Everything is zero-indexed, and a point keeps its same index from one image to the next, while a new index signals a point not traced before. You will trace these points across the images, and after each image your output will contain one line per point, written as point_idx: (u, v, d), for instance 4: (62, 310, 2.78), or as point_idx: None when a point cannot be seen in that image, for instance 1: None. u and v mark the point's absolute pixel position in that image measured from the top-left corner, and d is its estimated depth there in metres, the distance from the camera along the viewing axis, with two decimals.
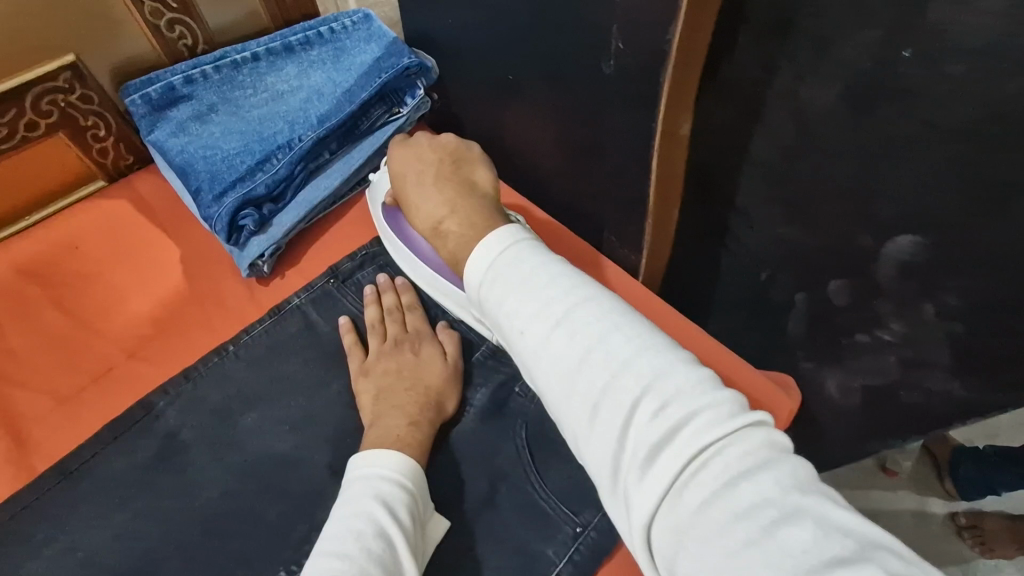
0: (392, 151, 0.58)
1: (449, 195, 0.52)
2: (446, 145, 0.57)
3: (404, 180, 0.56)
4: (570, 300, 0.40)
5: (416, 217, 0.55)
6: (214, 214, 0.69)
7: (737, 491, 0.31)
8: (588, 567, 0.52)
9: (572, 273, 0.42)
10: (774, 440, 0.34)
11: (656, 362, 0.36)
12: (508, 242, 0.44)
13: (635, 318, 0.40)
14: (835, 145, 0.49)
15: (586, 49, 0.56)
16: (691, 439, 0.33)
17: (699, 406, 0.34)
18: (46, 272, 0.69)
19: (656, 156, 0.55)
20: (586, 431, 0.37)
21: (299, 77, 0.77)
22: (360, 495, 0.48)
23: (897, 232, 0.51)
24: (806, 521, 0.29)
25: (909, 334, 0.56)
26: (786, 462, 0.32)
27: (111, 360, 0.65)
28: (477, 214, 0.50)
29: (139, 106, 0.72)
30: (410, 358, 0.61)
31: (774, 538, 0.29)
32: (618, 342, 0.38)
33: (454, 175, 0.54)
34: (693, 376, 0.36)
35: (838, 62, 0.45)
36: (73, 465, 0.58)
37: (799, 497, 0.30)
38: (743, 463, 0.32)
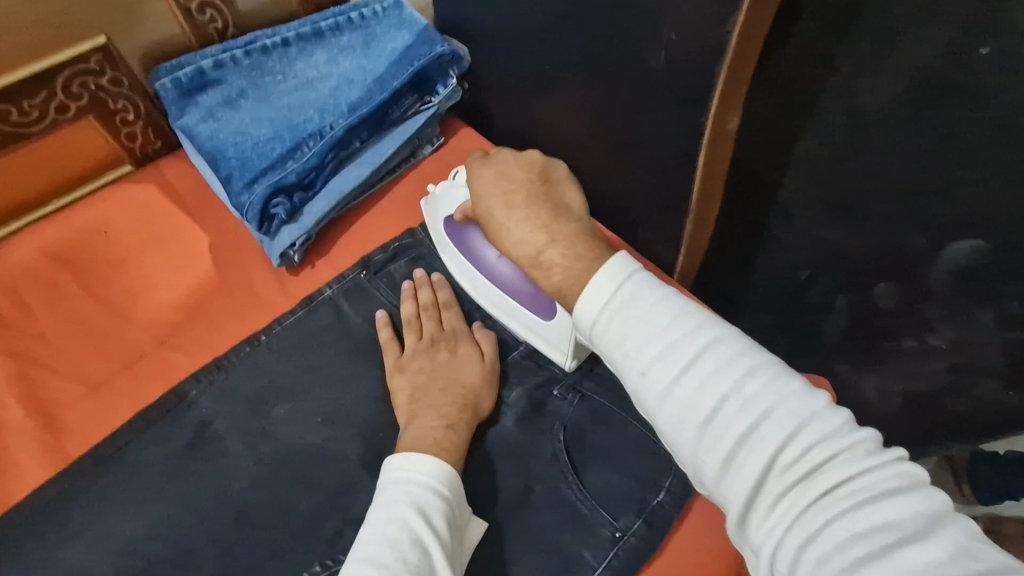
0: (472, 171, 0.54)
1: (550, 223, 0.49)
2: (533, 162, 0.52)
3: (488, 205, 0.52)
4: (694, 337, 0.38)
5: (505, 243, 0.51)
6: (245, 202, 0.68)
7: (874, 523, 0.31)
8: (626, 570, 0.52)
9: (690, 305, 0.40)
10: (906, 473, 0.33)
11: (790, 400, 0.35)
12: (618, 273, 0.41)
13: (756, 348, 0.38)
14: (894, 143, 0.48)
15: (632, 39, 0.55)
16: (830, 479, 0.33)
17: (835, 446, 0.34)
18: (76, 258, 0.68)
19: (703, 152, 0.54)
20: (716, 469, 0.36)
21: (329, 63, 0.76)
22: (394, 501, 0.47)
23: (958, 237, 0.51)
24: (935, 542, 0.29)
25: (959, 338, 0.57)
26: (918, 491, 0.32)
27: (140, 347, 0.64)
28: (582, 244, 0.46)
29: (168, 90, 0.71)
30: (445, 358, 0.60)
31: (897, 558, 0.29)
32: (747, 380, 0.36)
33: (551, 201, 0.50)
34: (826, 414, 0.35)
35: (905, 56, 0.44)
36: (105, 453, 0.57)
37: (933, 526, 0.30)
38: (872, 492, 0.32)
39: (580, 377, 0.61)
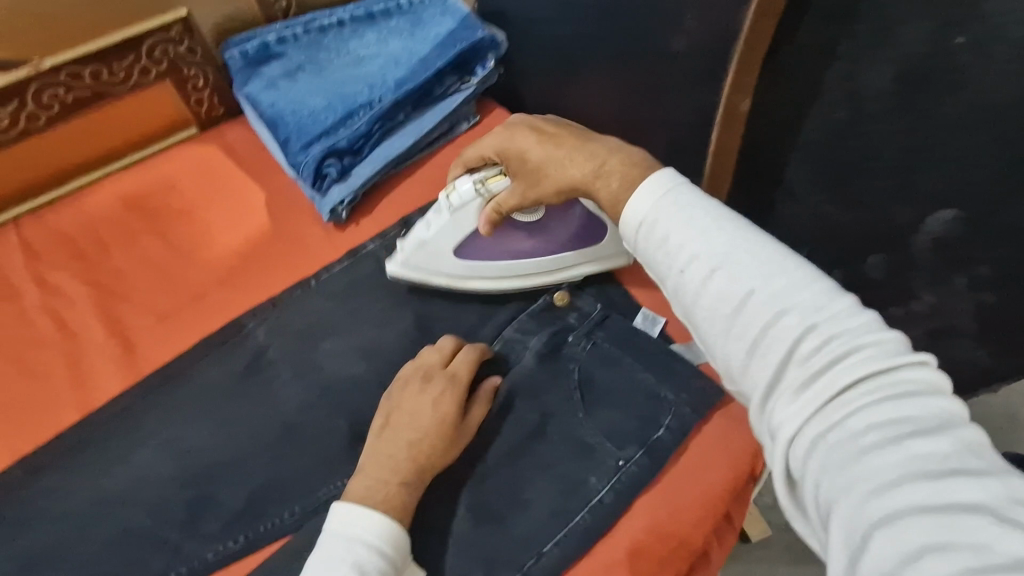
0: (501, 143, 0.61)
1: (597, 145, 0.53)
2: (555, 119, 0.61)
3: (536, 160, 0.58)
4: (731, 242, 0.41)
5: (567, 170, 0.55)
6: (301, 162, 0.76)
7: (888, 414, 0.33)
8: (628, 494, 0.58)
9: (736, 219, 0.43)
10: (934, 378, 0.34)
11: (823, 300, 0.37)
12: (667, 187, 0.45)
13: (794, 256, 0.40)
14: (887, 126, 0.54)
15: (657, 26, 0.62)
16: (848, 366, 0.35)
17: (864, 341, 0.35)
18: (148, 205, 0.77)
19: (716, 131, 0.61)
20: (739, 358, 0.39)
21: (378, 43, 0.83)
22: (339, 557, 0.51)
23: (937, 207, 0.55)
24: (944, 438, 0.31)
25: (939, 305, 0.60)
26: (941, 397, 0.33)
27: (203, 285, 0.72)
28: (636, 150, 0.51)
29: (237, 60, 0.80)
30: (427, 405, 0.59)
31: (906, 447, 0.31)
32: (782, 284, 0.38)
33: (587, 131, 0.57)
34: (858, 316, 0.37)
35: (893, 48, 0.51)
36: (175, 369, 0.65)
37: (942, 424, 0.32)
38: (894, 386, 0.34)
39: (594, 327, 0.67)
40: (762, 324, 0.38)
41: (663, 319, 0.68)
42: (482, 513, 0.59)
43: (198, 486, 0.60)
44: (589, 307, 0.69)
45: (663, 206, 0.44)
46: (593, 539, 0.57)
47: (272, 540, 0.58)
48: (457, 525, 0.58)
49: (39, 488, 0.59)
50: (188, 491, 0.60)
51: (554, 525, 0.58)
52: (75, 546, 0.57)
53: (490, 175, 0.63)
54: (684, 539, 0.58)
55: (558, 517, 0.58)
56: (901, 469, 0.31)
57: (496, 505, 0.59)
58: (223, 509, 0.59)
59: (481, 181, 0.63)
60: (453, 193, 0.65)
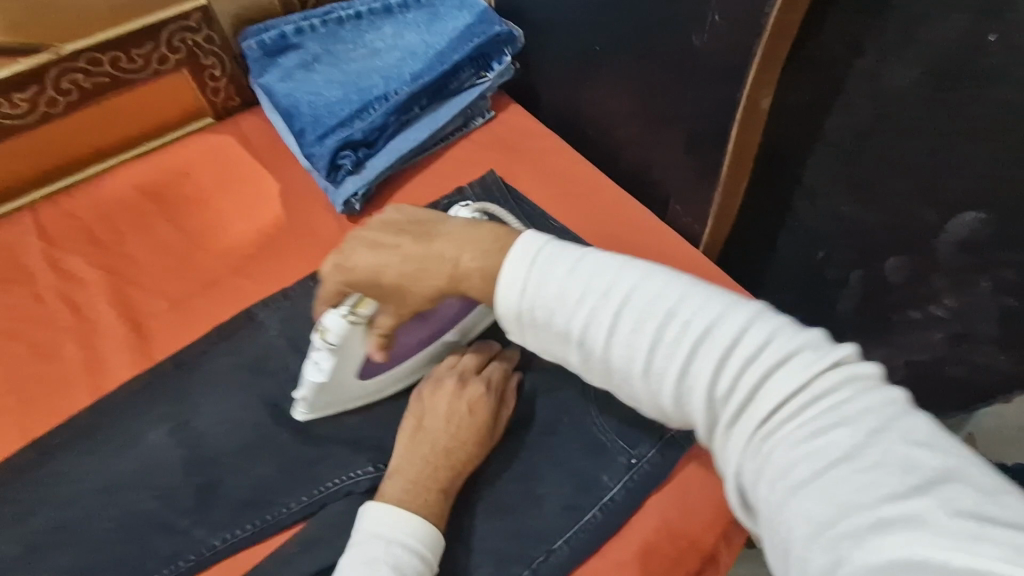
0: (339, 272, 0.51)
1: (442, 245, 0.50)
2: (393, 222, 0.52)
3: (392, 280, 0.51)
4: (628, 292, 0.43)
5: (426, 289, 0.50)
6: (316, 153, 0.75)
7: (809, 437, 0.35)
8: (639, 492, 0.58)
9: (626, 264, 0.45)
10: (842, 381, 0.37)
11: (724, 327, 0.40)
12: (538, 250, 0.46)
13: (690, 284, 0.44)
14: (911, 124, 0.53)
15: (679, 22, 0.61)
16: (766, 397, 0.38)
17: (768, 366, 0.38)
18: (161, 193, 0.77)
19: (735, 125, 0.60)
20: (672, 406, 0.42)
21: (395, 37, 0.83)
22: (376, 560, 0.49)
23: (962, 209, 0.54)
24: (862, 454, 0.33)
25: (962, 309, 0.60)
26: (855, 403, 0.36)
27: (216, 274, 0.72)
28: (491, 254, 0.48)
29: (254, 51, 0.80)
30: (463, 411, 0.58)
31: (832, 473, 0.33)
32: (682, 324, 0.41)
33: (426, 226, 0.52)
34: (759, 337, 0.39)
35: (921, 46, 0.49)
36: (187, 356, 0.65)
37: (860, 437, 0.34)
38: (807, 405, 0.37)
39: None
40: (675, 369, 0.41)
41: None
42: (492, 508, 0.58)
43: (207, 473, 0.60)
44: None
45: (532, 273, 0.45)
46: (603, 537, 0.56)
47: (282, 530, 0.58)
48: (468, 518, 0.58)
49: (50, 470, 0.59)
50: (197, 478, 0.60)
51: (564, 521, 0.57)
52: (83, 529, 0.57)
53: (354, 302, 0.53)
54: (694, 539, 0.57)
55: (569, 514, 0.58)
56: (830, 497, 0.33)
57: (507, 500, 0.59)
58: (231, 497, 0.59)
59: (348, 312, 0.53)
60: (324, 334, 0.54)
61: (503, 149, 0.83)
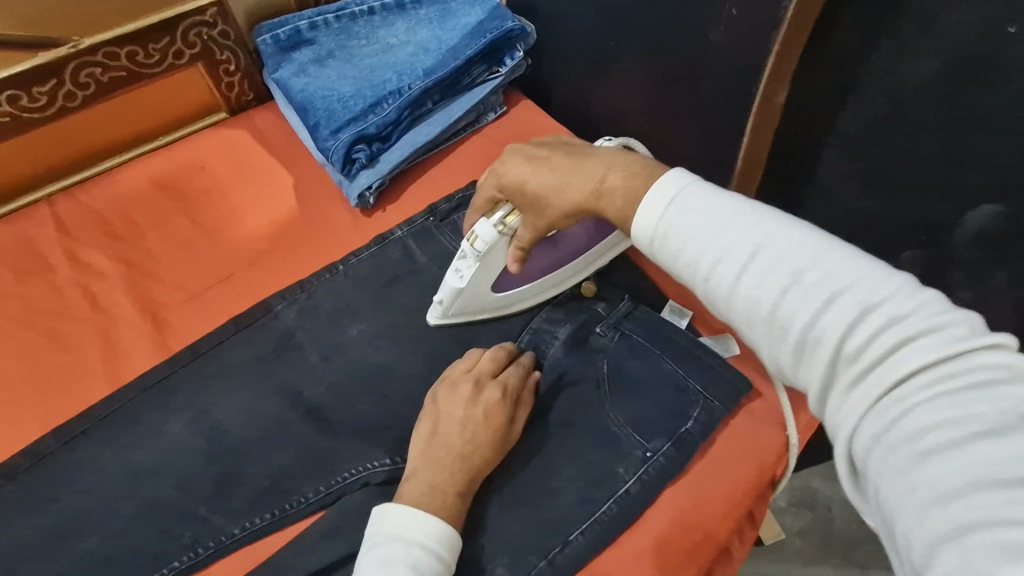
0: (500, 178, 0.59)
1: (594, 163, 0.54)
2: (551, 142, 0.60)
3: (535, 189, 0.57)
4: (756, 239, 0.40)
5: (567, 196, 0.54)
6: (330, 147, 0.76)
7: (946, 403, 0.31)
8: (655, 484, 0.58)
9: (764, 216, 0.42)
10: (1006, 364, 0.31)
11: (867, 287, 0.36)
12: (676, 193, 0.45)
13: (834, 246, 0.39)
14: (928, 117, 0.53)
15: (694, 17, 0.61)
16: (903, 362, 0.33)
17: (915, 331, 0.34)
18: (177, 186, 0.77)
19: (753, 115, 0.61)
20: (789, 364, 0.39)
21: (408, 32, 0.83)
22: (394, 560, 0.49)
23: (980, 202, 0.54)
24: (1013, 435, 0.28)
25: (976, 303, 0.59)
26: (1016, 383, 0.30)
27: (232, 266, 0.72)
28: (638, 164, 0.51)
29: (268, 46, 0.80)
30: (479, 416, 0.58)
31: (967, 447, 0.29)
32: (815, 278, 0.37)
33: (584, 149, 0.57)
34: (909, 301, 0.35)
35: (939, 38, 0.50)
36: (205, 347, 0.66)
37: (1016, 416, 0.29)
38: (955, 377, 0.32)
39: (621, 318, 0.67)
40: (801, 321, 0.37)
41: (690, 312, 0.69)
42: (508, 499, 0.59)
43: (224, 463, 0.61)
44: (618, 300, 0.68)
45: (671, 208, 0.44)
46: (619, 528, 0.57)
47: (300, 518, 0.59)
48: (484, 509, 0.58)
49: (69, 459, 0.60)
50: (214, 467, 0.60)
51: (579, 513, 0.58)
52: (104, 516, 0.58)
53: (504, 214, 0.60)
54: (710, 533, 0.58)
55: (584, 505, 0.58)
56: (954, 467, 0.29)
57: (522, 492, 0.59)
58: (249, 486, 0.60)
59: (499, 221, 0.60)
60: (475, 239, 0.61)
61: (515, 144, 0.83)
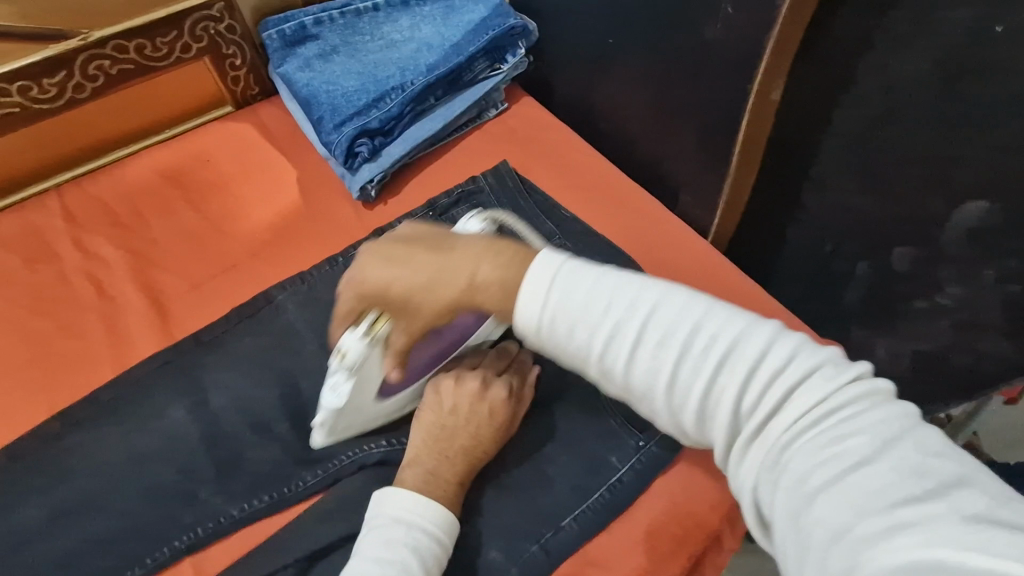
0: (354, 282, 0.49)
1: (459, 259, 0.47)
2: (409, 235, 0.51)
3: (403, 294, 0.48)
4: (644, 304, 0.42)
5: (436, 303, 0.47)
6: (334, 140, 0.77)
7: (824, 446, 0.34)
8: (648, 473, 0.59)
9: (642, 279, 0.44)
10: (867, 396, 0.36)
11: (745, 346, 0.39)
12: (558, 267, 0.44)
13: (711, 302, 0.42)
14: (920, 115, 0.54)
15: (692, 15, 0.62)
16: (787, 413, 0.37)
17: (791, 380, 0.37)
18: (182, 178, 0.79)
19: (747, 112, 0.61)
20: (690, 423, 0.41)
21: (411, 29, 0.84)
22: (396, 541, 0.50)
23: (968, 198, 0.56)
24: (882, 463, 0.32)
25: (965, 298, 0.61)
26: (875, 414, 0.35)
27: (235, 257, 0.74)
28: (510, 260, 0.46)
29: (274, 41, 0.82)
30: (483, 412, 0.58)
31: (849, 479, 0.32)
32: (702, 339, 0.40)
33: (444, 238, 0.50)
34: (780, 349, 0.39)
35: (931, 38, 0.51)
36: (208, 335, 0.67)
37: (883, 447, 0.33)
38: (828, 419, 0.35)
39: None
40: (698, 385, 0.39)
41: None
42: (503, 487, 0.60)
43: (226, 448, 0.62)
44: None
45: (551, 295, 0.43)
46: (612, 515, 0.58)
47: (297, 502, 0.60)
48: (480, 496, 0.60)
49: (75, 442, 0.61)
50: (216, 452, 0.62)
51: (573, 500, 0.59)
52: (108, 497, 0.59)
53: (370, 322, 0.50)
54: (701, 523, 0.58)
55: (578, 492, 0.59)
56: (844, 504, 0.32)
57: (517, 479, 0.60)
58: (250, 470, 0.61)
59: (367, 330, 0.50)
60: (342, 356, 0.51)
61: (516, 141, 0.84)
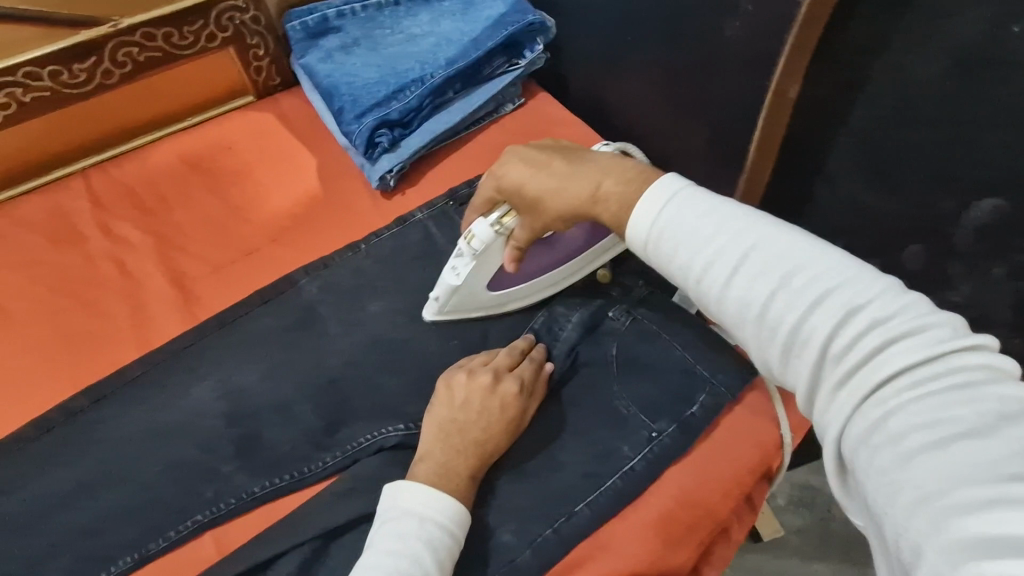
0: (500, 175, 0.58)
1: (589, 167, 0.53)
2: (551, 146, 0.59)
3: (534, 191, 0.55)
4: (745, 241, 0.42)
5: (560, 201, 0.54)
6: (354, 130, 0.78)
7: (924, 398, 0.33)
8: (660, 462, 0.60)
9: (753, 217, 0.44)
10: (984, 362, 0.34)
11: (850, 291, 0.38)
12: (674, 193, 0.47)
13: (824, 248, 0.41)
14: (934, 113, 0.55)
15: (711, 13, 0.64)
16: (888, 361, 0.35)
17: (899, 332, 0.36)
18: (205, 164, 0.80)
19: (765, 112, 0.63)
20: (777, 364, 0.41)
21: (431, 23, 0.85)
22: (408, 534, 0.51)
23: (979, 196, 0.56)
24: (988, 429, 0.30)
25: (975, 295, 0.62)
26: (989, 381, 0.33)
27: (256, 242, 0.75)
28: (634, 172, 0.51)
29: (297, 32, 0.83)
30: (495, 407, 0.59)
31: (945, 440, 0.31)
32: (801, 281, 0.40)
33: (579, 152, 0.57)
34: (890, 300, 0.37)
35: (949, 38, 0.51)
36: (230, 317, 0.69)
37: (992, 414, 0.31)
38: (934, 376, 0.34)
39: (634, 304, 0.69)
40: (789, 325, 0.39)
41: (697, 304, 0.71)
42: (517, 471, 0.61)
43: (245, 427, 0.63)
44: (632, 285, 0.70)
45: (662, 217, 0.46)
46: (624, 502, 0.59)
47: (317, 481, 0.61)
48: (495, 480, 0.61)
49: (99, 419, 0.63)
50: (235, 430, 0.63)
51: (585, 486, 0.60)
52: (130, 472, 0.61)
53: (501, 214, 0.59)
54: (711, 510, 0.59)
55: (590, 478, 0.60)
56: (933, 461, 0.31)
57: (531, 465, 0.61)
58: (269, 449, 0.62)
59: (496, 220, 0.59)
60: (471, 239, 0.60)
61: (533, 135, 0.85)
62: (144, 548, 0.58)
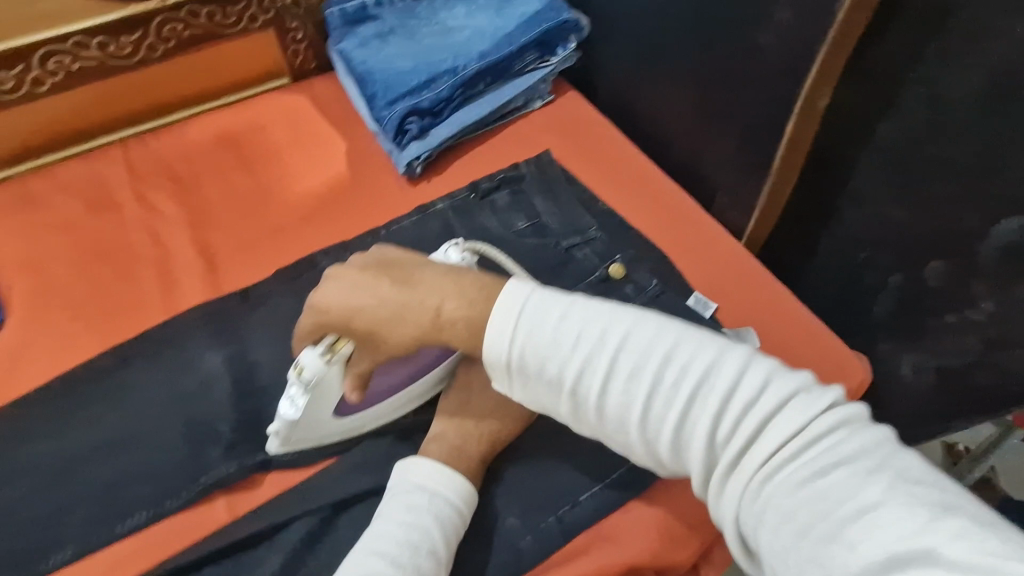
0: (318, 300, 0.50)
1: (422, 291, 0.50)
2: (379, 260, 0.53)
3: (365, 325, 0.50)
4: (616, 335, 0.44)
5: (394, 337, 0.50)
6: (385, 117, 0.81)
7: (801, 478, 0.37)
8: None
9: (614, 306, 0.46)
10: (844, 415, 0.39)
11: (718, 374, 0.41)
12: (526, 297, 0.46)
13: (682, 326, 0.44)
14: (967, 128, 0.55)
15: (746, 20, 0.64)
16: (764, 445, 0.39)
17: (768, 412, 0.39)
18: (238, 141, 0.82)
19: (792, 122, 0.63)
20: (666, 455, 0.43)
21: (466, 16, 0.87)
22: (418, 507, 0.52)
23: (1007, 214, 0.55)
24: (869, 490, 0.35)
25: (1000, 315, 0.61)
26: (855, 437, 0.37)
27: (283, 221, 0.77)
28: (474, 290, 0.49)
29: (336, 18, 0.86)
30: (511, 397, 0.61)
31: (839, 514, 0.34)
32: (673, 372, 0.42)
33: (407, 267, 0.52)
34: (752, 377, 0.40)
35: (991, 53, 0.51)
36: (254, 293, 0.70)
37: (866, 475, 0.35)
38: (807, 450, 0.38)
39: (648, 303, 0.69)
40: (671, 420, 0.41)
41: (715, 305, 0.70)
42: (524, 459, 0.62)
43: (263, 397, 0.65)
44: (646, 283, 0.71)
45: (518, 330, 0.45)
46: (628, 497, 0.60)
47: (326, 457, 0.62)
48: (503, 466, 0.62)
49: (124, 378, 0.65)
50: (252, 401, 0.65)
51: (591, 478, 0.61)
52: (149, 433, 0.63)
53: (333, 342, 0.52)
54: None
55: (596, 470, 0.61)
56: (837, 539, 0.34)
57: (538, 454, 0.62)
58: None
59: (327, 350, 0.52)
60: (301, 371, 0.53)
61: (560, 132, 0.86)
62: (159, 506, 0.59)
